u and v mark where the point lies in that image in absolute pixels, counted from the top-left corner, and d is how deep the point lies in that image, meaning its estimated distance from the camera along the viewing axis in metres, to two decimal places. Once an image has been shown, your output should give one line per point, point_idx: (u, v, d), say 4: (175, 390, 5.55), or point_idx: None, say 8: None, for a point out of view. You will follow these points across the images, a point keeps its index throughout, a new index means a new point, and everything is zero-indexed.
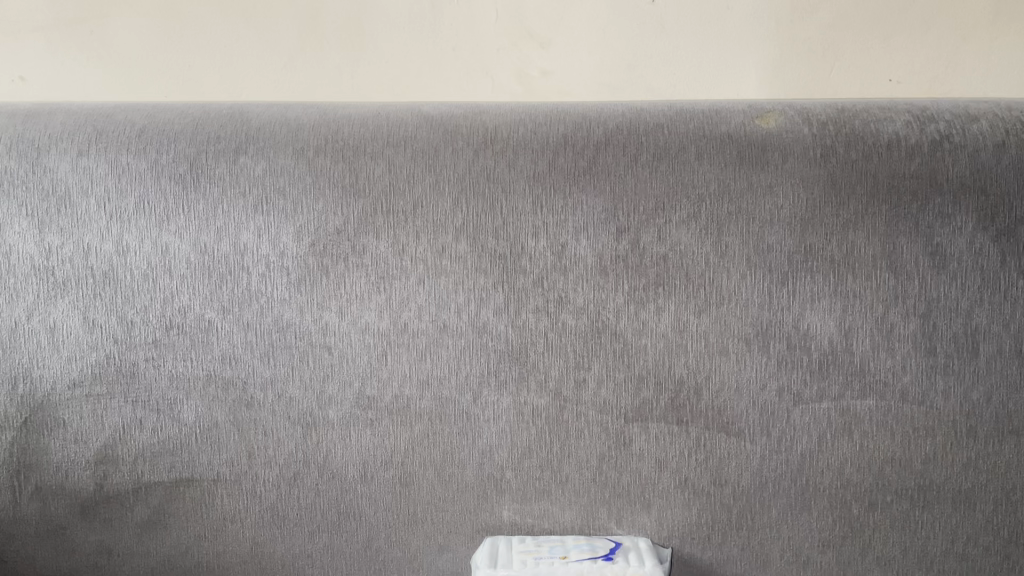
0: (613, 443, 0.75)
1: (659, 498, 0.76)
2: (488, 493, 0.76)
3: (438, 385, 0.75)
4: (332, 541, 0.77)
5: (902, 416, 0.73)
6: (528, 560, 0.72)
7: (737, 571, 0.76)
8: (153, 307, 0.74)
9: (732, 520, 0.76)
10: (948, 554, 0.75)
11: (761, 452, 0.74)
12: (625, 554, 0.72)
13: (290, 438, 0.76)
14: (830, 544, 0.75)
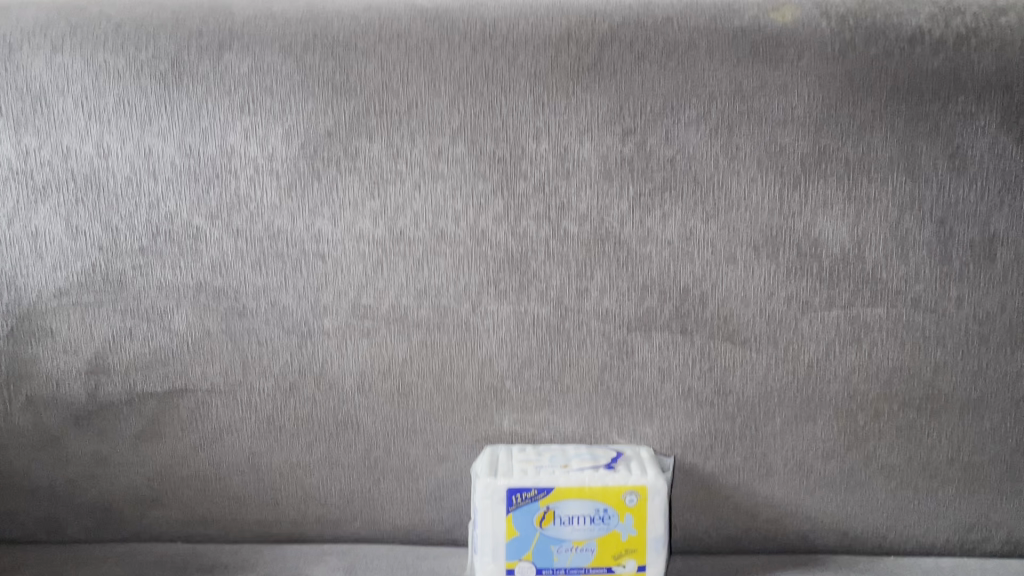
0: (616, 353, 0.73)
1: (661, 408, 0.74)
2: (487, 403, 0.75)
3: (437, 295, 0.73)
4: (329, 451, 0.76)
5: (913, 324, 0.71)
6: (529, 468, 0.68)
7: (739, 481, 0.75)
8: (139, 214, 0.72)
9: (735, 430, 0.74)
10: (953, 463, 0.73)
11: (767, 361, 0.73)
12: (626, 463, 0.70)
13: (285, 348, 0.74)
14: (833, 453, 0.74)
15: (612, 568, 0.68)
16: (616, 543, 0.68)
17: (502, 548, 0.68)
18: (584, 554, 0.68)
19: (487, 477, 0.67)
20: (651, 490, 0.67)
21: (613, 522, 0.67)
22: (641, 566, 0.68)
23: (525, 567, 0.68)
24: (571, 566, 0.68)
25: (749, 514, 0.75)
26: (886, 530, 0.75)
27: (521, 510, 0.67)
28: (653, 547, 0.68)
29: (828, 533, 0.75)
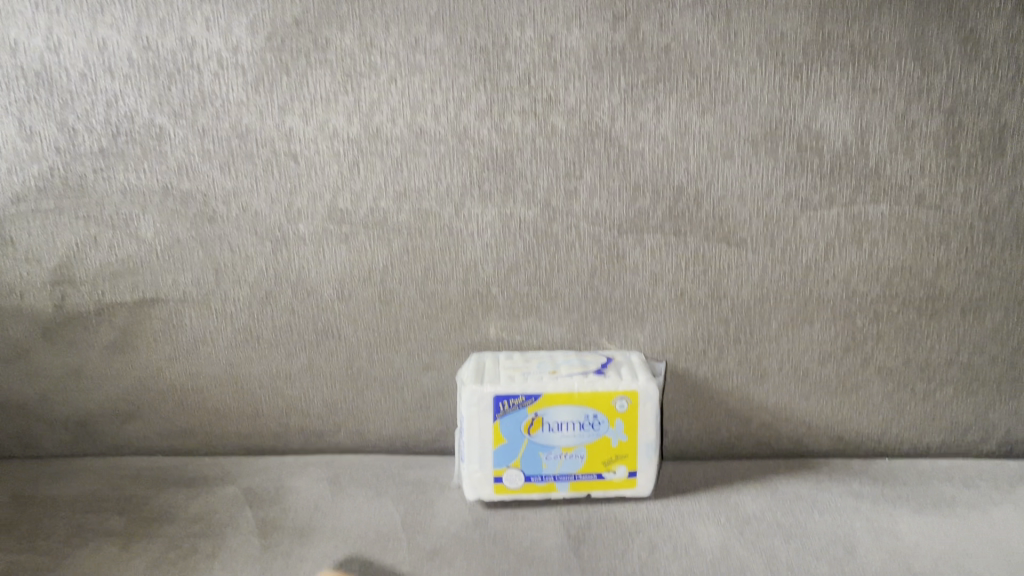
0: (606, 256, 0.70)
1: (653, 313, 0.71)
2: (473, 310, 0.71)
3: (417, 197, 0.69)
4: (310, 361, 0.73)
5: (916, 222, 0.68)
6: (516, 375, 0.66)
7: (733, 387, 0.72)
8: (96, 113, 0.67)
9: (730, 334, 0.71)
10: (952, 364, 0.71)
11: (764, 263, 0.69)
12: (616, 368, 0.67)
13: (259, 255, 0.70)
14: (830, 356, 0.71)
15: (603, 475, 0.66)
16: (607, 450, 0.66)
17: (490, 455, 0.66)
18: (574, 461, 0.66)
19: (473, 384, 0.64)
20: (642, 395, 0.65)
21: (604, 428, 0.65)
22: (632, 473, 0.67)
23: (514, 475, 0.66)
24: (560, 473, 0.66)
25: (743, 419, 0.73)
26: (881, 434, 0.73)
27: (508, 417, 0.65)
28: (644, 453, 0.66)
29: (823, 437, 0.74)
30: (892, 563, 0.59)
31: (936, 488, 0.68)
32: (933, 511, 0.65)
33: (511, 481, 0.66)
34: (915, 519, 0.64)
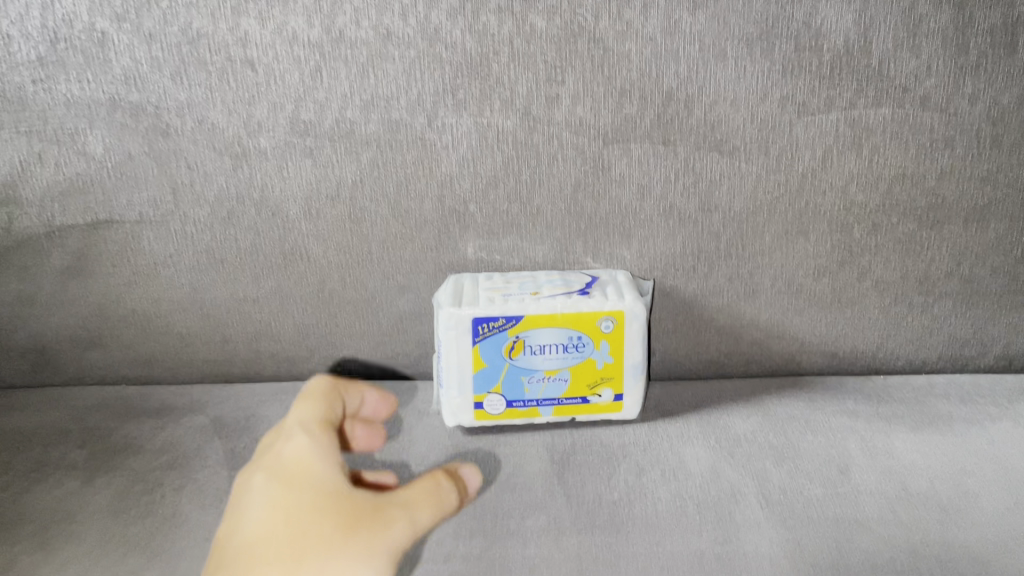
0: (590, 168, 0.65)
1: (640, 229, 0.67)
2: (449, 228, 0.67)
3: (386, 107, 0.63)
4: (278, 284, 0.69)
5: (919, 126, 0.64)
6: (496, 296, 0.62)
7: (723, 304, 0.69)
8: (31, 17, 0.61)
9: (721, 250, 0.67)
10: (952, 277, 0.68)
11: (757, 173, 0.65)
12: (602, 287, 0.64)
13: (218, 172, 0.65)
14: (825, 271, 0.68)
15: (588, 399, 0.64)
16: (592, 373, 0.63)
17: (470, 381, 0.63)
18: (557, 385, 0.63)
19: (450, 307, 0.61)
20: (629, 315, 0.62)
21: (588, 350, 0.62)
22: (618, 396, 0.64)
23: (495, 400, 0.63)
24: (544, 397, 0.63)
25: (734, 338, 0.71)
26: (876, 350, 0.71)
27: (488, 341, 0.61)
28: (631, 375, 0.63)
29: (815, 354, 0.71)
30: (887, 485, 0.57)
31: (933, 405, 0.66)
32: (929, 429, 0.63)
33: (492, 407, 0.63)
34: (911, 437, 0.62)
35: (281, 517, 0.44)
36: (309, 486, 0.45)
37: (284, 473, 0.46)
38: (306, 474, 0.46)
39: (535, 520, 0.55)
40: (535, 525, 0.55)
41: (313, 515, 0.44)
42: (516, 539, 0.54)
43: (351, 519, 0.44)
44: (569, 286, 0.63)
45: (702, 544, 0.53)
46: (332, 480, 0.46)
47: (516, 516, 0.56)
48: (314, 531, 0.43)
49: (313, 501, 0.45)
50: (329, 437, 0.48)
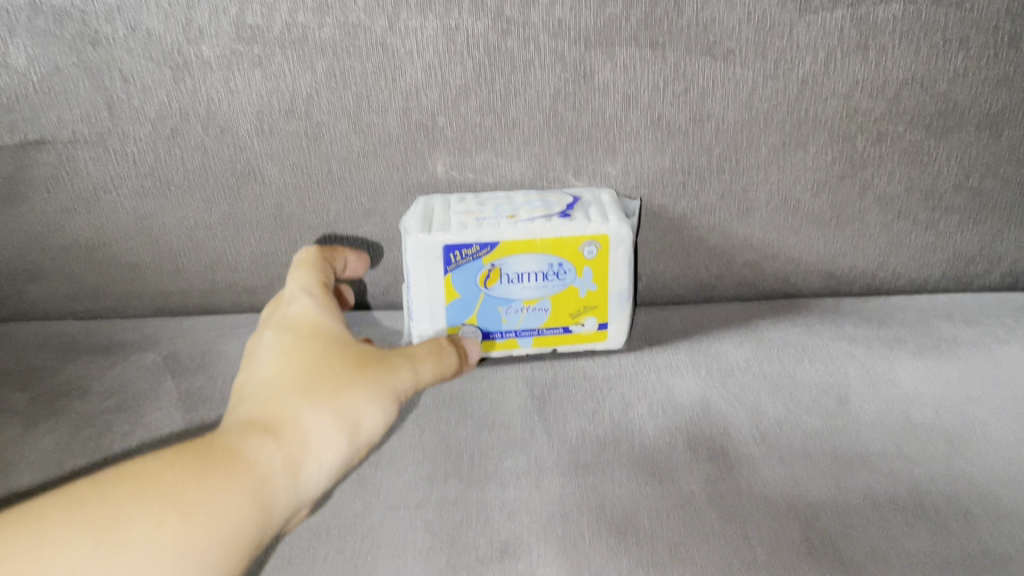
0: (570, 76, 0.58)
1: (626, 142, 0.61)
2: (417, 144, 0.61)
3: (342, 9, 0.55)
4: (232, 208, 0.63)
5: (933, 24, 0.57)
6: (469, 220, 0.57)
7: (715, 223, 0.64)
8: None
9: (713, 165, 0.62)
10: (959, 190, 0.63)
11: (754, 78, 0.58)
12: (584, 207, 0.58)
13: (159, 85, 0.58)
14: (824, 185, 0.63)
15: (569, 328, 0.60)
16: (574, 301, 0.59)
17: (442, 313, 0.58)
18: (536, 314, 0.59)
19: (419, 232, 0.55)
20: (613, 239, 0.57)
21: (570, 277, 0.58)
22: (602, 325, 0.60)
23: (470, 332, 0.59)
24: (522, 327, 0.60)
25: (725, 258, 0.66)
26: (876, 269, 0.67)
27: (462, 268, 0.57)
28: (615, 302, 0.59)
29: (812, 274, 0.67)
30: (889, 416, 0.54)
31: (935, 326, 0.62)
32: (933, 354, 0.59)
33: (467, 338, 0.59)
34: (914, 363, 0.58)
35: (295, 352, 0.49)
36: (321, 332, 0.51)
37: (296, 327, 0.52)
38: (317, 327, 0.51)
39: (515, 460, 0.52)
40: (515, 466, 0.51)
41: (325, 354, 0.49)
42: (494, 482, 0.50)
43: (361, 358, 0.49)
44: (549, 207, 0.58)
45: (693, 484, 0.49)
46: (338, 331, 0.52)
47: (495, 457, 0.52)
48: (323, 372, 0.47)
49: (329, 347, 0.49)
50: (331, 301, 0.55)
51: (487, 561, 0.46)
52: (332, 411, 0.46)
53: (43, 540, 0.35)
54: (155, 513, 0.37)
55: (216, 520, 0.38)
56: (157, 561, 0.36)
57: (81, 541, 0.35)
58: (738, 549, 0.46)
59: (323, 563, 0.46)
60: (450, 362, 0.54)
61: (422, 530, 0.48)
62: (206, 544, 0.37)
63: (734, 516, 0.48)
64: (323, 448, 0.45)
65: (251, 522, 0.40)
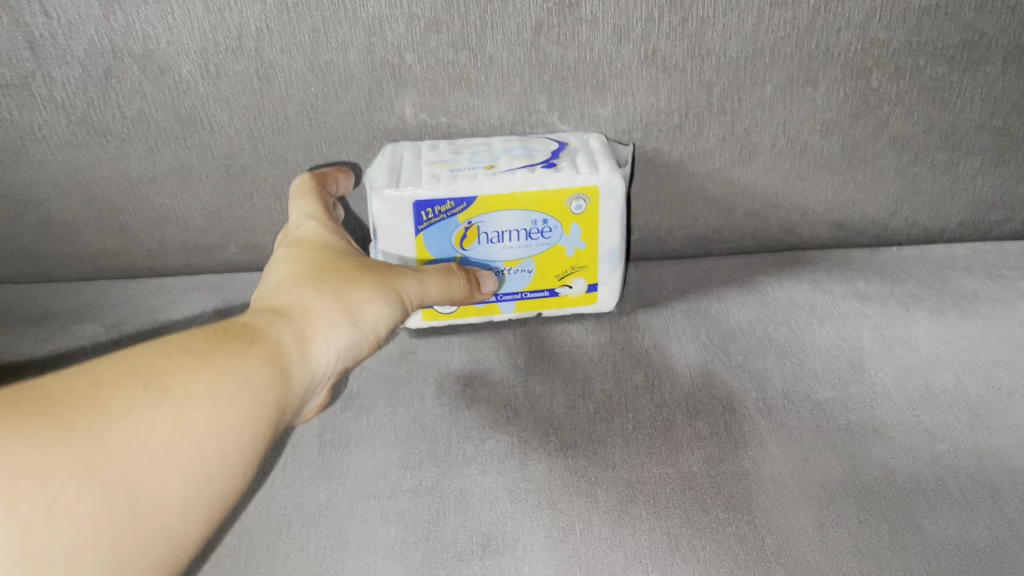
0: (554, 6, 0.51)
1: (616, 81, 0.55)
2: (382, 85, 0.54)
3: None
4: (178, 159, 0.56)
5: None
6: (442, 171, 0.51)
7: (714, 170, 0.58)
8: None
9: (713, 105, 0.56)
10: (981, 130, 0.57)
11: (761, 7, 0.52)
12: (571, 155, 0.53)
13: (86, 20, 0.50)
14: (835, 127, 0.57)
15: (556, 291, 0.55)
16: (561, 261, 0.54)
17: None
18: (520, 277, 0.54)
19: (386, 187, 0.50)
20: (604, 192, 0.51)
21: (556, 235, 0.53)
22: (592, 287, 0.55)
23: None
24: (504, 292, 0.54)
25: (725, 208, 0.60)
26: (888, 217, 0.61)
27: (434, 228, 0.51)
28: (606, 261, 0.54)
29: (819, 224, 0.61)
30: (907, 385, 0.49)
31: (953, 281, 0.57)
32: (952, 312, 0.54)
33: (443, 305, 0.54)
34: (931, 323, 0.53)
35: (298, 258, 0.44)
36: (326, 243, 0.46)
37: (300, 240, 0.47)
38: (322, 239, 0.47)
39: (496, 441, 0.47)
40: (498, 448, 0.46)
41: (333, 257, 0.44)
42: (474, 466, 0.45)
43: (370, 261, 0.45)
44: (533, 155, 0.52)
45: (693, 465, 0.45)
46: (346, 245, 0.47)
47: (475, 437, 0.47)
48: (335, 270, 0.43)
49: (335, 253, 0.45)
50: (342, 232, 0.49)
51: (467, 558, 0.41)
52: (340, 299, 0.41)
53: (82, 384, 0.29)
54: (189, 366, 0.32)
55: (252, 379, 0.34)
56: (201, 411, 0.31)
57: (128, 385, 0.30)
58: (745, 540, 0.41)
59: (284, 564, 0.42)
60: (459, 283, 0.48)
61: (394, 524, 0.43)
62: (243, 402, 0.33)
63: (739, 502, 0.43)
64: (337, 332, 0.40)
65: (279, 390, 0.35)
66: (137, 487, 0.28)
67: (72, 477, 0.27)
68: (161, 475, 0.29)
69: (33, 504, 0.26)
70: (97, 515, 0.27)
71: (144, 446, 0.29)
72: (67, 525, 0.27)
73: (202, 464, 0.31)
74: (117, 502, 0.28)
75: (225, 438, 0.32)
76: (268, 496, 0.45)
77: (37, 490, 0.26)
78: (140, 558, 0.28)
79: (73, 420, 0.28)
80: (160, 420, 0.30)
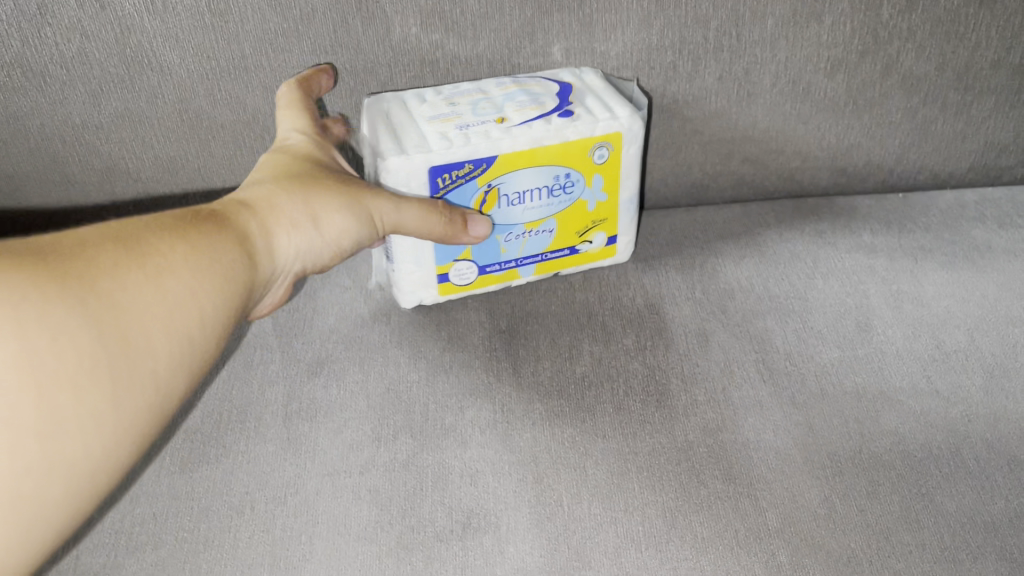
0: None
1: (604, 14, 0.50)
2: (348, 20, 0.49)
3: None
4: (126, 104, 0.51)
5: None
6: (448, 128, 0.46)
7: (711, 112, 0.54)
8: None
9: (710, 41, 0.51)
10: (997, 67, 0.53)
11: None
12: (581, 99, 0.48)
13: None
14: (842, 64, 0.52)
15: (576, 248, 0.51)
16: (581, 216, 0.50)
17: (429, 251, 0.47)
18: (541, 238, 0.50)
19: (395, 153, 0.44)
20: (626, 137, 0.47)
21: (578, 189, 0.49)
22: (611, 240, 0.51)
23: (463, 269, 0.49)
24: (524, 256, 0.50)
25: (721, 153, 0.56)
26: (895, 162, 0.58)
27: (452, 194, 0.46)
28: (626, 211, 0.51)
29: (821, 170, 0.57)
30: (917, 344, 0.46)
31: (964, 230, 0.54)
32: (963, 265, 0.51)
33: (460, 277, 0.49)
34: (942, 277, 0.50)
35: (274, 163, 0.42)
36: (303, 149, 0.44)
37: (281, 147, 0.45)
38: (302, 148, 0.45)
39: (478, 411, 0.43)
40: (480, 418, 0.43)
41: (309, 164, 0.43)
42: (453, 439, 0.42)
43: (343, 174, 0.43)
44: (541, 101, 0.48)
45: (690, 435, 0.41)
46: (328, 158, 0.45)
47: (454, 407, 0.43)
48: (309, 175, 0.41)
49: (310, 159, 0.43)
50: (328, 144, 0.46)
51: (446, 539, 0.38)
52: (309, 202, 0.39)
53: (67, 243, 0.29)
54: (167, 237, 0.32)
55: (227, 255, 0.34)
56: (182, 276, 0.31)
57: (112, 247, 0.30)
58: (747, 516, 0.38)
59: (247, 548, 0.38)
60: (439, 222, 0.44)
61: (366, 502, 0.39)
62: (219, 273, 0.33)
63: (740, 474, 0.40)
64: (299, 232, 0.38)
65: (250, 272, 0.35)
66: (128, 336, 0.29)
67: (71, 310, 0.27)
68: (150, 326, 0.29)
69: (38, 330, 0.26)
70: (95, 352, 0.27)
71: (132, 298, 0.29)
72: (69, 354, 0.27)
73: (186, 326, 0.31)
74: (111, 343, 0.28)
75: (203, 306, 0.32)
76: (230, 473, 0.41)
77: (40, 319, 0.26)
78: (134, 402, 0.28)
79: (63, 267, 0.28)
80: (144, 280, 0.30)
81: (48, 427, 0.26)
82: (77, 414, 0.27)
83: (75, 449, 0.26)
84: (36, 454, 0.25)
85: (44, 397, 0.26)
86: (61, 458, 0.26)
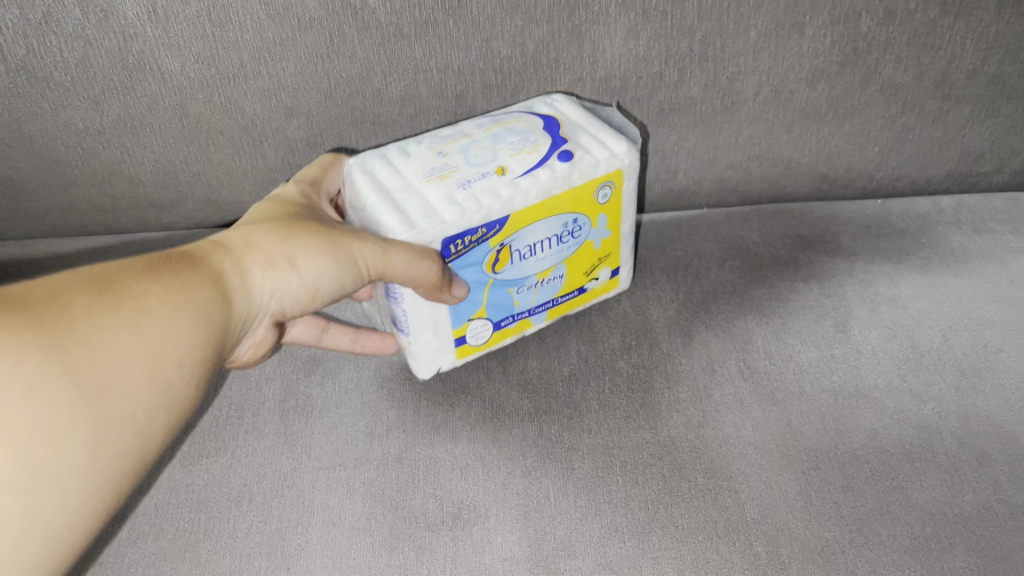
0: None
1: (593, 25, 0.51)
2: (345, 30, 0.50)
3: None
4: (127, 110, 0.52)
5: None
6: (450, 185, 0.44)
7: (696, 120, 0.56)
8: None
9: (695, 51, 0.53)
10: (974, 77, 0.55)
11: None
12: (575, 133, 0.47)
13: None
14: (823, 74, 0.54)
15: (584, 288, 0.50)
16: (586, 255, 0.49)
17: (446, 318, 0.45)
18: (551, 285, 0.49)
19: (410, 228, 0.42)
20: (627, 173, 0.47)
21: (584, 231, 0.48)
22: (615, 272, 0.51)
23: (479, 327, 0.47)
24: (537, 305, 0.49)
25: (707, 160, 0.58)
26: (875, 168, 0.59)
27: (464, 260, 0.44)
28: (626, 242, 0.50)
29: (803, 176, 0.59)
30: (892, 344, 0.47)
31: (941, 235, 0.55)
32: (939, 269, 0.52)
33: (476, 337, 0.47)
34: (919, 281, 0.51)
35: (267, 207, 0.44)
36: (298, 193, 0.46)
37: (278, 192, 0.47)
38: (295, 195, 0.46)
39: (468, 408, 0.45)
40: (470, 415, 0.44)
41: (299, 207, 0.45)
42: (443, 434, 0.43)
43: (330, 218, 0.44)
44: (535, 142, 0.46)
45: (673, 431, 0.43)
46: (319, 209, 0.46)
47: (445, 404, 0.45)
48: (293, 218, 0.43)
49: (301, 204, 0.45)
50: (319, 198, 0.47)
51: (437, 529, 0.39)
52: (289, 243, 0.41)
53: (45, 294, 0.32)
54: (142, 282, 0.35)
55: (199, 297, 0.36)
56: (154, 319, 0.34)
57: (86, 293, 0.33)
58: (726, 509, 0.40)
59: (245, 538, 0.40)
60: (431, 268, 0.40)
61: (360, 495, 0.41)
62: (194, 316, 0.36)
63: (720, 467, 0.41)
64: (276, 272, 0.40)
65: (222, 314, 0.37)
66: (104, 382, 0.31)
67: (45, 360, 0.30)
68: (126, 372, 0.32)
69: (13, 387, 0.29)
70: (71, 402, 0.30)
71: (107, 345, 0.32)
72: (44, 405, 0.29)
73: (163, 369, 0.33)
74: (87, 391, 0.31)
75: (180, 347, 0.34)
76: (228, 467, 0.43)
77: (16, 372, 0.29)
78: (112, 442, 0.31)
79: (38, 322, 0.31)
80: (119, 325, 0.33)
81: (28, 475, 0.29)
82: (55, 464, 0.30)
83: (55, 500, 0.30)
84: (15, 509, 0.28)
85: (20, 452, 0.29)
86: (45, 507, 0.29)
